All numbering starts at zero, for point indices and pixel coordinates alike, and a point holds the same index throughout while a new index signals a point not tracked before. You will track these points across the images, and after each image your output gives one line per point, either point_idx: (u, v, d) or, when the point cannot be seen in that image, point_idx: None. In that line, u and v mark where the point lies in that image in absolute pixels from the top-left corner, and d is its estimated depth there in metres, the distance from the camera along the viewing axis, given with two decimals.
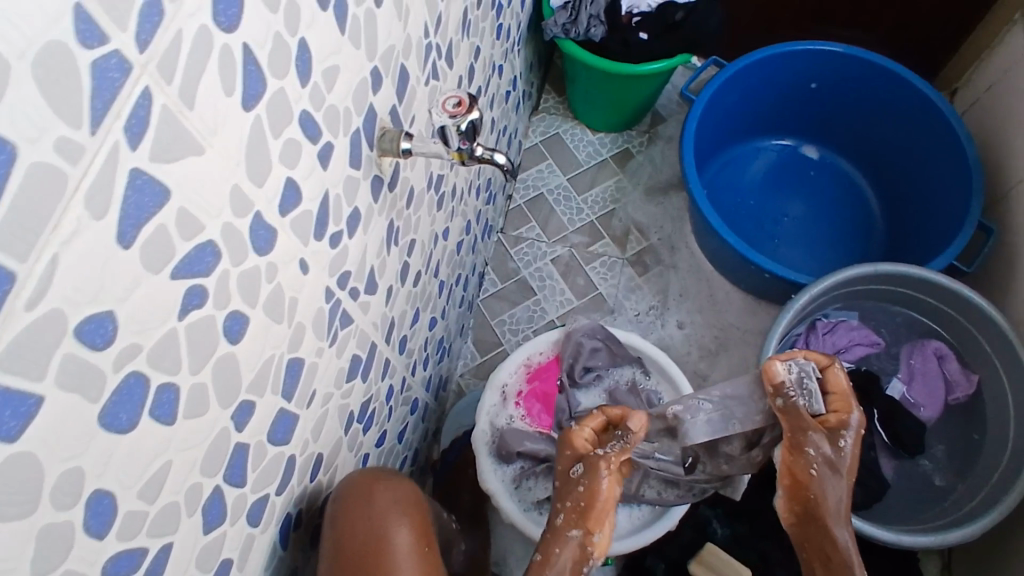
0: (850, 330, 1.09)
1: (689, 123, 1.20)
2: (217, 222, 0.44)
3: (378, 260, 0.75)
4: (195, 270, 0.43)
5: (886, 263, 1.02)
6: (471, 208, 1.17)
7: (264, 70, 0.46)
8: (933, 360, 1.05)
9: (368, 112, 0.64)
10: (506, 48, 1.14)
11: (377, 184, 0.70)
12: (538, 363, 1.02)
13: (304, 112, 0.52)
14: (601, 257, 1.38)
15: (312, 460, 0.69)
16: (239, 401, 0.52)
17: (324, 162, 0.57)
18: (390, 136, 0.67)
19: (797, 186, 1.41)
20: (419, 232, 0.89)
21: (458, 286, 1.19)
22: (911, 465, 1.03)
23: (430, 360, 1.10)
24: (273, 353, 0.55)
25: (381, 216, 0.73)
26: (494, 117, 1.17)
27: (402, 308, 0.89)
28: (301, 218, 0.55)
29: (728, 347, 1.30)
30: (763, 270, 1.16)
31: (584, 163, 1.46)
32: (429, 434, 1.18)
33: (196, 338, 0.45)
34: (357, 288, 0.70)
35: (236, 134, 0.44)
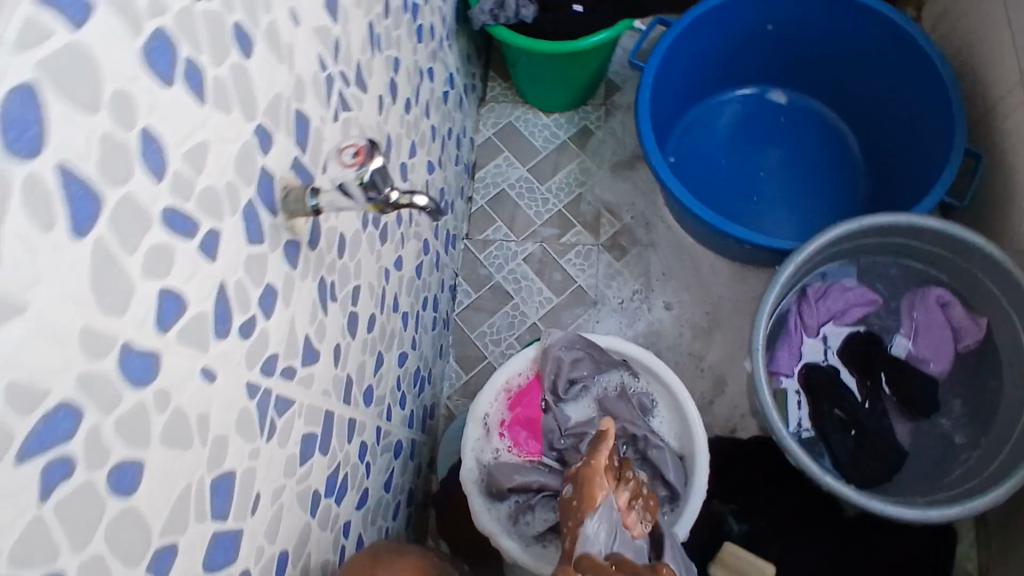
0: (844, 292, 1.01)
1: (642, 94, 1.11)
2: (69, 379, 0.38)
3: (313, 327, 0.68)
4: (53, 442, 0.37)
5: (872, 216, 0.94)
6: (425, 226, 1.09)
7: (95, 186, 0.38)
8: (937, 310, 0.99)
9: (262, 177, 0.56)
10: (433, 48, 1.05)
11: (293, 250, 0.63)
12: (518, 386, 0.96)
13: (166, 210, 0.45)
14: (575, 247, 1.30)
15: (274, 562, 0.63)
16: (154, 549, 0.46)
17: (208, 256, 0.50)
18: (295, 195, 0.60)
19: (770, 137, 1.32)
20: (362, 276, 0.82)
21: (427, 310, 1.12)
22: (928, 425, 0.98)
23: (407, 396, 1.04)
24: (190, 482, 0.49)
25: (306, 281, 0.66)
26: (433, 124, 1.09)
27: (358, 360, 0.83)
28: (190, 327, 0.49)
29: (721, 321, 1.23)
30: (743, 241, 1.09)
31: (541, 149, 1.37)
32: (423, 468, 1.13)
33: (74, 511, 0.39)
34: (291, 366, 0.64)
35: (72, 273, 0.37)
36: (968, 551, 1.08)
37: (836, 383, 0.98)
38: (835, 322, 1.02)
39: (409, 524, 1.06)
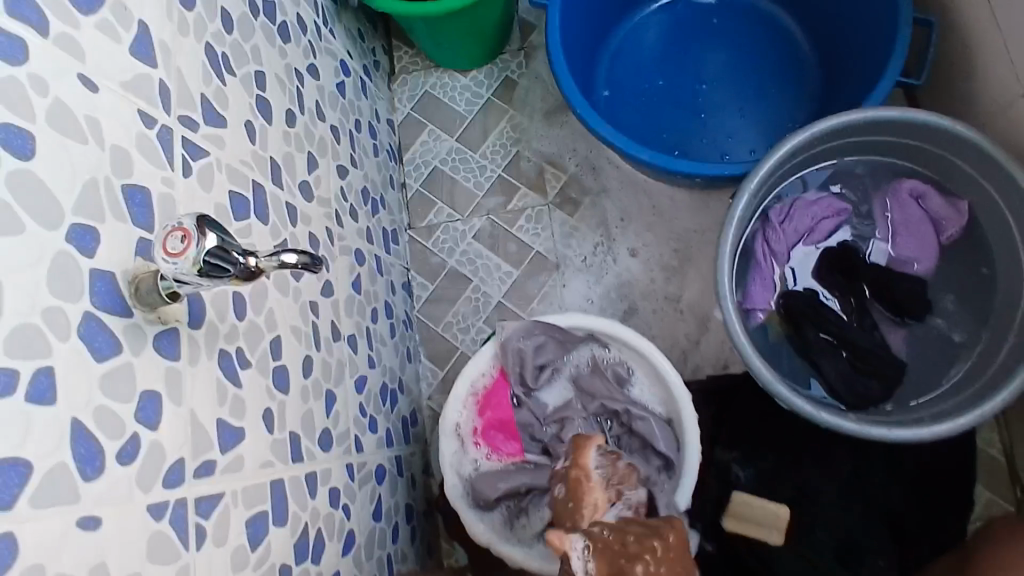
0: (807, 208, 0.94)
1: (552, 37, 1.00)
2: None
3: (226, 406, 0.62)
4: None
5: (822, 120, 0.85)
6: (353, 236, 1.01)
7: None
8: (912, 204, 0.91)
9: (97, 281, 0.49)
10: (309, 42, 0.94)
11: (169, 340, 0.56)
12: (484, 389, 0.89)
13: None
14: (524, 212, 1.22)
15: None
16: None
17: (45, 399, 0.43)
18: (147, 285, 0.52)
19: (705, 43, 1.20)
20: (280, 323, 0.75)
21: (380, 320, 1.06)
22: (922, 328, 0.91)
23: (379, 416, 0.99)
24: None
25: (200, 365, 0.59)
26: (332, 125, 0.99)
27: (302, 410, 0.77)
28: (43, 489, 0.43)
29: (692, 256, 1.16)
30: (692, 175, 0.99)
31: (466, 114, 1.26)
32: (418, 478, 1.09)
33: None
34: (208, 462, 0.58)
35: None
36: (989, 437, 1.04)
37: (818, 307, 0.90)
38: (806, 242, 0.94)
39: (414, 540, 1.03)
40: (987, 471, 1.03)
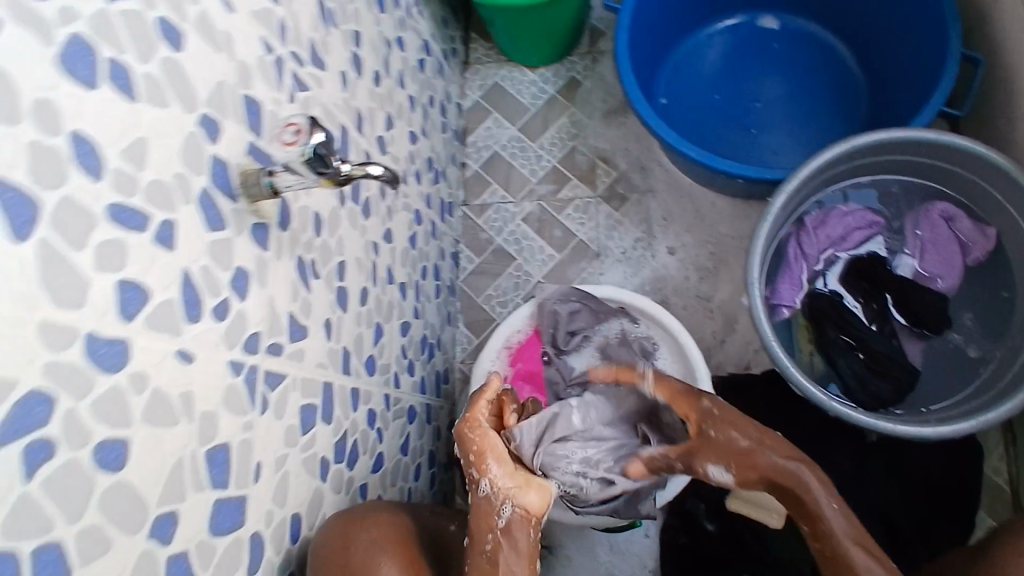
0: (843, 217, 0.99)
1: (620, 37, 1.09)
2: (35, 369, 0.41)
3: (297, 303, 0.71)
4: (29, 426, 0.41)
5: (864, 133, 0.90)
6: (415, 196, 1.10)
7: (30, 190, 0.41)
8: (942, 224, 0.96)
9: (215, 164, 0.58)
10: (400, 17, 1.05)
11: (261, 232, 0.65)
12: (519, 343, 0.98)
13: (111, 206, 0.47)
14: (573, 201, 1.29)
15: (285, 524, 0.67)
16: (153, 516, 0.51)
17: (166, 245, 0.52)
18: (253, 178, 0.61)
19: (763, 64, 1.28)
20: (347, 251, 0.84)
21: (428, 279, 1.14)
22: (939, 341, 0.96)
23: (416, 363, 1.07)
24: (179, 456, 0.53)
25: (282, 261, 0.68)
26: (411, 94, 1.09)
27: (354, 332, 0.85)
28: (157, 315, 0.51)
29: (727, 260, 1.22)
30: (735, 177, 1.06)
31: (530, 107, 1.36)
32: (442, 432, 1.16)
33: (60, 486, 0.43)
34: (277, 343, 0.67)
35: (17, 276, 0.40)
36: (997, 465, 1.07)
37: (842, 310, 0.95)
38: (838, 249, 0.99)
39: (432, 485, 1.09)
40: (990, 498, 1.06)
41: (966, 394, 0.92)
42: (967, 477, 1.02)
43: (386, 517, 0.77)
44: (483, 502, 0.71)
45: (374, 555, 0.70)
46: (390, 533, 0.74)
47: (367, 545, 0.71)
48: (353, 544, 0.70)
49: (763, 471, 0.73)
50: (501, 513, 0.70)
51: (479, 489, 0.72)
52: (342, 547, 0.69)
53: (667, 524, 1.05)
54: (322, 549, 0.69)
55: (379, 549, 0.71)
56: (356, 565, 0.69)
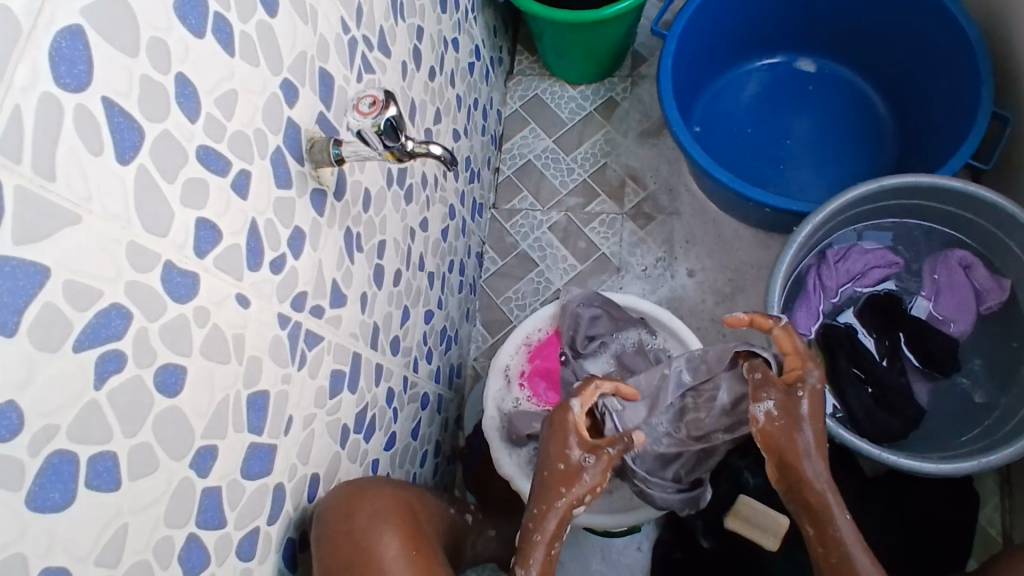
0: (864, 254, 1.02)
1: (665, 60, 1.14)
2: (118, 283, 0.43)
3: (340, 271, 0.73)
4: (106, 335, 0.43)
5: (895, 174, 0.94)
6: (451, 191, 1.13)
7: (136, 118, 0.44)
8: (959, 271, 0.99)
9: (289, 127, 0.62)
10: (458, 19, 1.10)
11: (319, 198, 0.68)
12: (538, 341, 1.00)
13: (201, 147, 0.50)
14: (599, 215, 1.33)
15: (307, 481, 0.69)
16: (197, 448, 0.51)
17: (240, 193, 0.55)
18: (320, 145, 0.65)
19: (797, 105, 1.33)
20: (388, 231, 0.87)
21: (454, 273, 1.17)
22: (946, 383, 0.99)
23: (434, 352, 1.09)
24: (228, 393, 0.55)
25: (332, 228, 0.71)
26: (459, 93, 1.13)
27: (385, 310, 0.88)
28: (225, 256, 0.53)
29: (744, 288, 1.25)
30: (762, 205, 1.10)
31: (567, 121, 1.40)
32: (450, 424, 1.18)
33: (124, 401, 0.45)
34: (320, 305, 0.69)
35: (116, 192, 0.43)
36: (991, 516, 1.09)
37: (857, 344, 0.99)
38: (856, 284, 1.02)
39: (435, 475, 1.11)
40: (981, 547, 1.07)
41: (970, 436, 0.95)
42: (965, 524, 1.04)
43: (383, 489, 0.73)
44: (581, 470, 0.73)
45: (377, 525, 0.67)
46: (391, 507, 0.70)
47: (370, 515, 0.68)
48: (357, 512, 0.67)
49: (790, 457, 0.73)
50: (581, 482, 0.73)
51: (572, 455, 0.74)
52: (346, 514, 0.66)
53: (662, 537, 1.06)
54: (325, 515, 0.66)
55: (382, 520, 0.68)
56: (359, 534, 0.65)
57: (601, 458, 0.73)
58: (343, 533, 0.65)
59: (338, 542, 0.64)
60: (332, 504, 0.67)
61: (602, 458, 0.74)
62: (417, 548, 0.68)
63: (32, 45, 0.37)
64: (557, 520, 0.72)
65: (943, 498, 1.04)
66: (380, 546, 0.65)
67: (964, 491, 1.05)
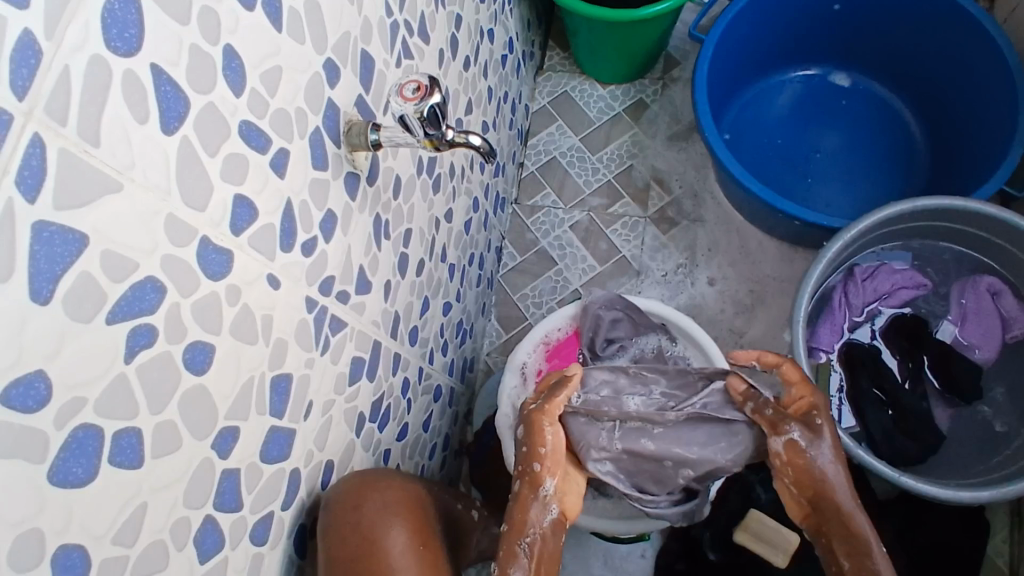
0: (892, 274, 1.01)
1: (700, 65, 1.12)
2: (154, 256, 0.42)
3: (367, 258, 0.72)
4: (138, 309, 0.42)
5: (930, 196, 0.92)
6: (477, 183, 1.12)
7: (183, 88, 0.43)
8: (987, 298, 0.97)
9: (328, 108, 0.60)
10: (495, 10, 1.08)
11: (352, 181, 0.67)
12: (557, 340, 0.99)
13: (243, 123, 0.49)
14: (622, 218, 1.32)
15: (321, 468, 0.68)
16: (219, 429, 0.50)
17: (277, 172, 0.54)
18: (357, 128, 0.64)
19: (830, 119, 1.31)
20: (414, 220, 0.86)
21: (473, 266, 1.16)
22: (969, 410, 0.97)
23: (449, 345, 1.08)
24: (252, 375, 0.53)
25: (363, 213, 0.70)
26: (490, 85, 1.12)
27: (406, 300, 0.86)
28: (260, 235, 0.52)
29: (765, 300, 1.23)
30: (792, 217, 1.08)
31: (595, 120, 1.38)
32: (460, 418, 1.16)
33: (153, 377, 0.43)
34: (345, 290, 0.68)
35: (158, 162, 0.42)
36: (1000, 546, 1.07)
37: (879, 365, 0.97)
38: (883, 304, 1.01)
39: (442, 468, 1.10)
40: None
41: (989, 464, 0.93)
42: (975, 553, 1.02)
43: (395, 480, 0.71)
44: (520, 445, 0.74)
45: (385, 518, 0.65)
46: (401, 500, 0.68)
47: (378, 508, 0.66)
48: (365, 505, 0.65)
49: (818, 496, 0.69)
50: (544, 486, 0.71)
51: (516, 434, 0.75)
52: (354, 506, 0.65)
53: (668, 546, 1.05)
54: (332, 504, 0.64)
55: (391, 513, 0.66)
56: (365, 528, 0.64)
57: (530, 423, 0.75)
58: (350, 525, 0.63)
59: (345, 533, 0.63)
60: (341, 493, 0.66)
61: (529, 422, 0.75)
62: (424, 544, 0.66)
63: (84, 6, 0.36)
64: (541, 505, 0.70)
65: (954, 525, 1.03)
66: (388, 540, 0.64)
67: (976, 520, 1.04)
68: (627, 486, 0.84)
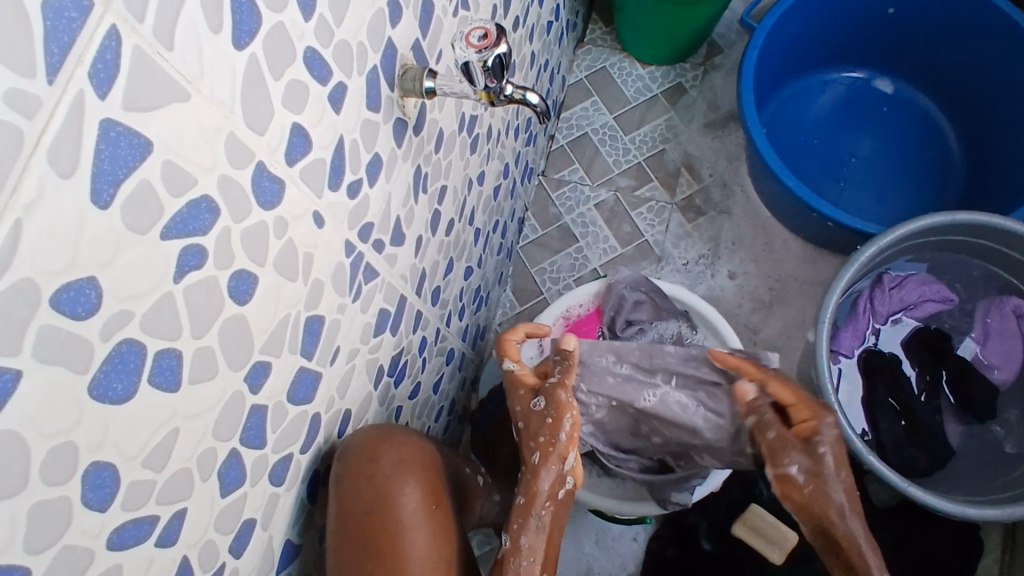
0: (920, 285, 1.00)
1: (749, 53, 1.10)
2: (212, 175, 0.41)
3: (405, 209, 0.71)
4: (191, 228, 0.40)
5: (968, 210, 0.91)
6: (510, 149, 1.10)
7: (257, 2, 0.41)
8: (1012, 319, 0.97)
9: (387, 48, 0.59)
10: None
11: (400, 129, 0.65)
12: (578, 316, 0.98)
13: (308, 50, 0.47)
14: (648, 201, 1.30)
15: (339, 417, 0.66)
16: (253, 362, 0.49)
17: (334, 106, 0.52)
18: (412, 74, 0.62)
19: (868, 125, 1.29)
20: (450, 178, 0.84)
21: (496, 233, 1.14)
22: (981, 428, 0.96)
23: (466, 310, 1.07)
24: (289, 312, 0.52)
25: (406, 162, 0.68)
26: (534, 51, 1.09)
27: (434, 258, 0.85)
28: (311, 168, 0.51)
29: (784, 299, 1.22)
30: (825, 218, 1.07)
31: (631, 100, 1.36)
32: (467, 385, 1.16)
33: (198, 299, 0.42)
34: (381, 240, 0.66)
35: (227, 76, 0.40)
36: (989, 567, 1.08)
37: (898, 374, 0.97)
38: (907, 314, 1.01)
39: (446, 432, 1.09)
40: None
41: (995, 482, 0.93)
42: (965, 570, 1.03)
43: (411, 437, 0.70)
44: (542, 415, 0.73)
45: (398, 477, 0.64)
46: (416, 458, 0.67)
47: (395, 462, 0.65)
48: (381, 459, 0.64)
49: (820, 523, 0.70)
50: (566, 460, 0.71)
51: (530, 405, 0.75)
52: (370, 459, 0.64)
53: (661, 530, 1.05)
54: (347, 455, 0.64)
55: (406, 469, 0.65)
56: (381, 482, 0.63)
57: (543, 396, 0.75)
58: (365, 479, 0.63)
59: (358, 487, 0.62)
60: (357, 445, 0.65)
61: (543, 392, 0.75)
62: (436, 504, 0.66)
63: None
64: (552, 478, 0.69)
65: (948, 542, 1.03)
66: (400, 499, 0.63)
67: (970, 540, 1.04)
68: (602, 442, 0.93)
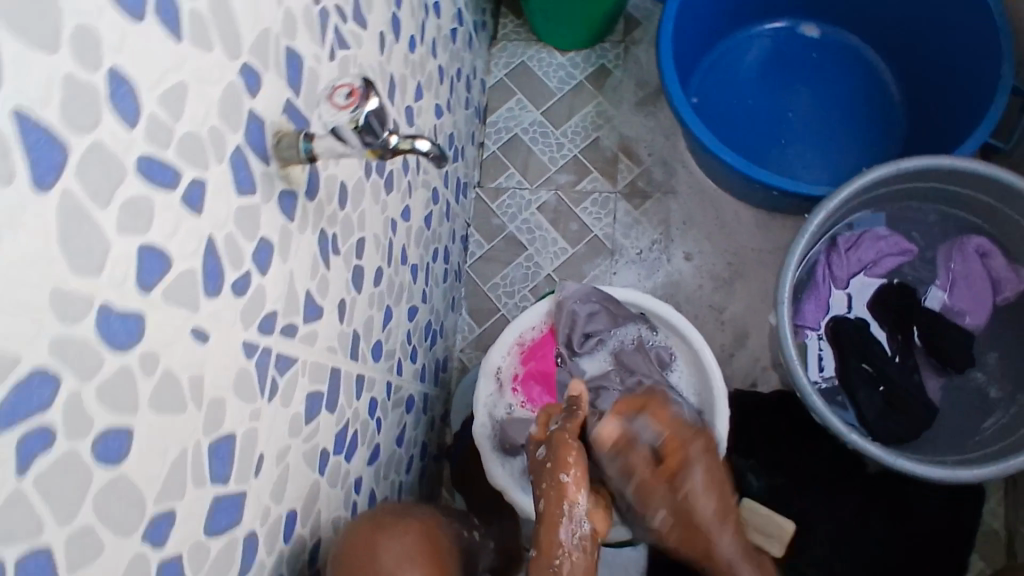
0: (877, 241, 0.96)
1: (664, 26, 1.05)
2: (41, 343, 0.35)
3: (315, 281, 0.65)
4: (30, 409, 0.34)
5: (914, 156, 0.88)
6: (434, 173, 1.04)
7: (56, 132, 0.35)
8: (975, 260, 0.94)
9: (250, 120, 0.52)
10: None
11: (288, 200, 0.59)
12: (532, 341, 0.92)
13: (142, 158, 0.41)
14: (591, 195, 1.25)
15: (281, 521, 0.61)
16: (151, 516, 0.44)
17: (193, 208, 0.46)
18: (288, 140, 0.56)
19: (802, 74, 1.24)
20: (367, 227, 0.78)
21: (438, 261, 1.09)
22: (960, 380, 0.94)
23: (419, 349, 1.01)
24: (184, 446, 0.47)
25: (305, 233, 0.62)
26: (441, 65, 1.03)
27: (365, 314, 0.79)
28: (176, 286, 0.45)
29: (744, 273, 1.19)
30: (769, 187, 1.02)
31: (556, 91, 1.30)
32: (437, 422, 1.11)
33: (57, 482, 0.36)
34: (292, 324, 0.61)
35: (36, 228, 0.34)
36: (996, 509, 1.08)
37: (869, 340, 0.93)
38: (869, 273, 0.97)
39: (422, 476, 1.05)
40: (985, 540, 1.07)
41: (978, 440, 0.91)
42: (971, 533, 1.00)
43: (412, 516, 0.70)
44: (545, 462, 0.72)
45: (401, 568, 0.65)
46: (417, 544, 0.67)
47: (395, 556, 0.66)
48: (379, 555, 0.65)
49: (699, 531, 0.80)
50: (575, 504, 0.68)
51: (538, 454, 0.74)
52: (367, 556, 0.64)
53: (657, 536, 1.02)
54: (344, 556, 0.64)
55: (409, 560, 0.65)
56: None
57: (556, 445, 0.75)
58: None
59: None
60: (352, 546, 0.65)
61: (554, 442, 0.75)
62: None
63: None
64: (548, 526, 0.67)
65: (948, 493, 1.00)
66: None
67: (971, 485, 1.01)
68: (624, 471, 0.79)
